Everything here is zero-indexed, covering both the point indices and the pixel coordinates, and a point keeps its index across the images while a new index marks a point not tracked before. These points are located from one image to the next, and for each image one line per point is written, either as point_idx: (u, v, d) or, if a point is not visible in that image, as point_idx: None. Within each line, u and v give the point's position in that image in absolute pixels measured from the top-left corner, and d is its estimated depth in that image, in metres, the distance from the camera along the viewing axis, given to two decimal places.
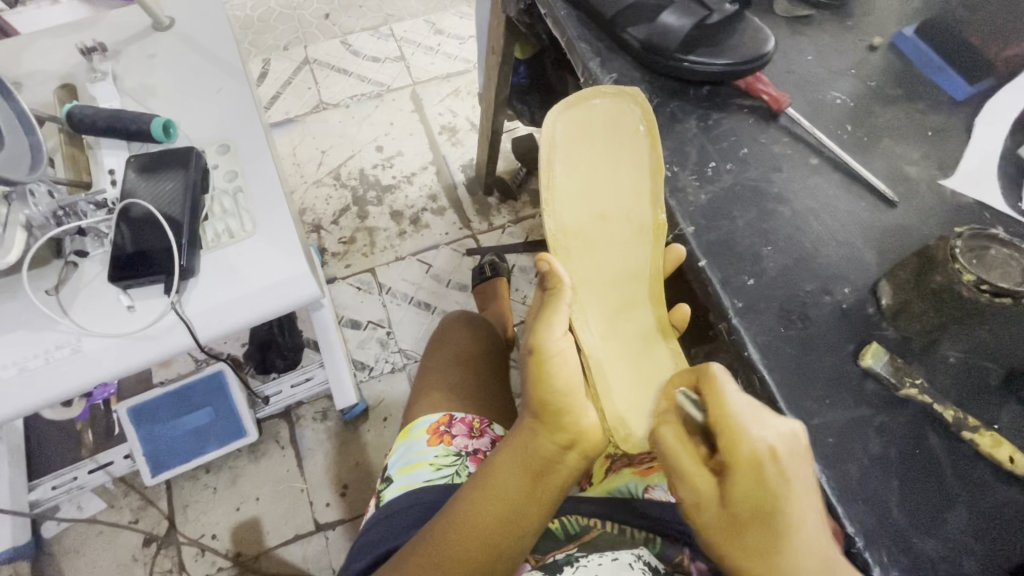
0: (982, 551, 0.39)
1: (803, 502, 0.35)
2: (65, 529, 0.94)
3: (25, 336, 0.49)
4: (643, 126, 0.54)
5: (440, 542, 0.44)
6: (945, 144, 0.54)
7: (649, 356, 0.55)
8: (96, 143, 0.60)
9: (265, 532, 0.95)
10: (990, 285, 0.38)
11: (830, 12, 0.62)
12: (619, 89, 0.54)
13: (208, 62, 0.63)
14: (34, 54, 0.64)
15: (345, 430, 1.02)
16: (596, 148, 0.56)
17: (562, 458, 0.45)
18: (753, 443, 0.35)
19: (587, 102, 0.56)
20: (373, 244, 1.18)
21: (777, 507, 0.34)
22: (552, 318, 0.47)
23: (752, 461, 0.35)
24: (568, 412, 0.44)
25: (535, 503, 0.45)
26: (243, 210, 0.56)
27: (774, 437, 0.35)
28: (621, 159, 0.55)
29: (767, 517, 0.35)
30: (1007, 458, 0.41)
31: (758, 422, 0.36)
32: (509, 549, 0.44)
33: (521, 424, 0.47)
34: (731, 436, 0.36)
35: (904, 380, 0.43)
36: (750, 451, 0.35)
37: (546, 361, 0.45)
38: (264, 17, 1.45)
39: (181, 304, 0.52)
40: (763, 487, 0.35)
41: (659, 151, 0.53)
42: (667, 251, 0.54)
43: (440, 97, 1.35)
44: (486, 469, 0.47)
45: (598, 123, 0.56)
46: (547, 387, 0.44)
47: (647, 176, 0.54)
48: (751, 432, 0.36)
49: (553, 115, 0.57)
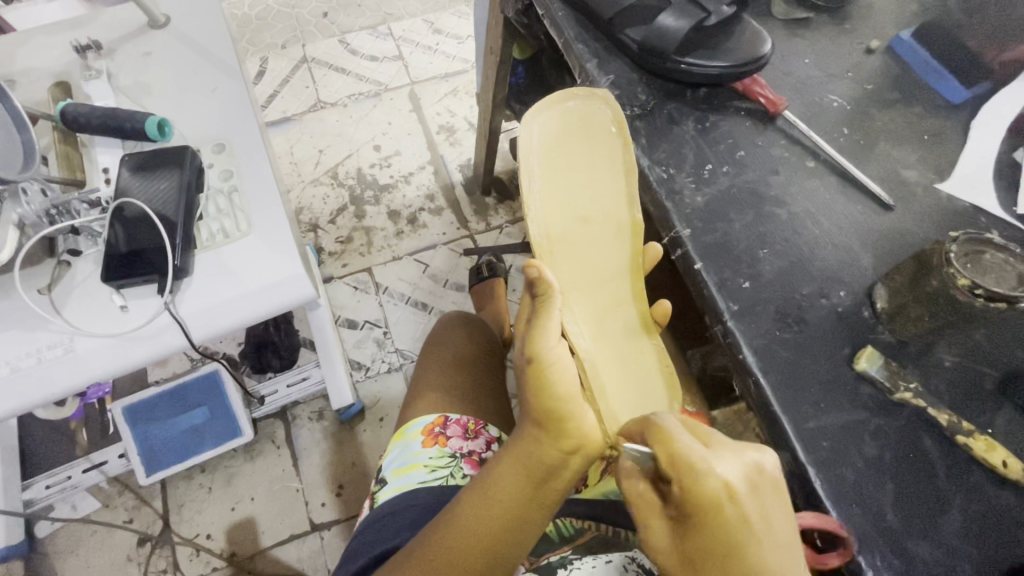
0: (976, 556, 0.39)
1: (774, 550, 0.33)
2: (58, 529, 0.93)
3: (17, 334, 0.49)
4: (615, 126, 0.55)
5: (442, 550, 0.44)
6: (942, 147, 0.54)
7: (637, 352, 0.56)
8: (90, 141, 0.59)
9: (260, 532, 0.94)
10: (985, 290, 0.38)
11: (828, 15, 0.61)
12: (591, 91, 0.55)
13: (203, 61, 0.62)
14: (29, 52, 0.63)
15: (341, 430, 1.02)
16: (571, 150, 0.57)
17: (567, 462, 0.44)
18: (711, 480, 0.34)
19: (561, 107, 0.57)
20: (370, 244, 1.18)
21: (737, 548, 0.33)
22: (546, 324, 0.47)
23: (709, 501, 0.34)
24: (568, 419, 0.43)
25: (538, 507, 0.45)
26: (238, 209, 0.56)
27: (733, 474, 0.34)
28: (599, 160, 0.56)
29: (727, 558, 0.33)
30: (1002, 462, 0.41)
31: (715, 457, 0.35)
32: (513, 550, 0.45)
33: (522, 433, 0.45)
34: (687, 473, 0.35)
35: (898, 384, 0.43)
36: (708, 489, 0.34)
37: (547, 369, 0.44)
38: (263, 16, 1.44)
39: (175, 304, 0.52)
40: (722, 527, 0.33)
41: (630, 149, 0.54)
42: (645, 248, 0.58)
43: (438, 97, 1.35)
44: (486, 476, 0.46)
45: (573, 126, 0.57)
46: (548, 395, 0.44)
47: (624, 178, 0.55)
48: (708, 467, 0.35)
49: (527, 120, 0.58)
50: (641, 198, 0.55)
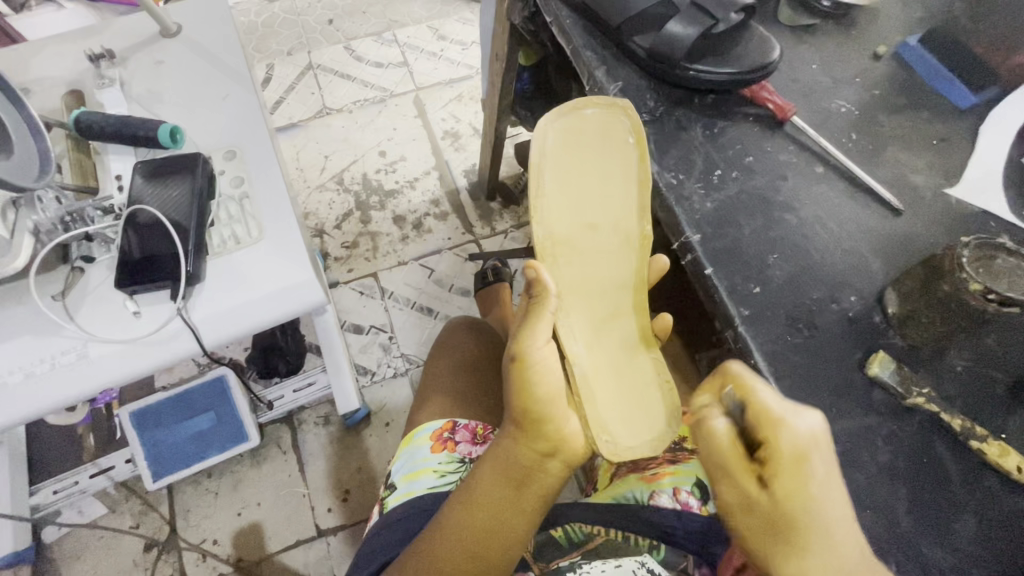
0: (990, 562, 0.39)
1: (837, 497, 0.35)
2: (65, 534, 0.93)
3: (33, 341, 0.49)
4: (632, 137, 0.53)
5: (429, 558, 0.44)
6: (951, 153, 0.54)
7: (631, 364, 0.55)
8: (103, 149, 0.60)
9: (266, 538, 0.94)
10: (999, 294, 0.38)
11: (834, 21, 0.62)
12: (610, 103, 0.54)
13: (215, 70, 0.63)
14: (43, 60, 0.64)
15: (347, 435, 1.02)
16: (587, 157, 0.56)
17: (543, 465, 0.45)
18: (798, 433, 0.35)
19: (578, 113, 0.56)
20: (376, 249, 1.18)
21: (821, 499, 0.34)
22: (536, 326, 0.47)
23: (795, 453, 0.34)
24: (550, 420, 0.45)
25: (520, 515, 0.45)
26: (250, 216, 0.56)
27: (813, 427, 0.35)
28: (614, 168, 0.55)
29: (810, 511, 0.34)
30: (1015, 467, 0.40)
31: (796, 411, 0.35)
32: (498, 559, 0.44)
33: (501, 434, 0.47)
34: (774, 428, 0.35)
35: (910, 389, 0.43)
36: (797, 440, 0.35)
37: (527, 370, 0.45)
38: (269, 22, 1.46)
39: (187, 309, 0.52)
40: (807, 480, 0.34)
41: (647, 163, 0.53)
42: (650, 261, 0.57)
43: (443, 102, 1.35)
44: (467, 485, 0.47)
45: (591, 132, 0.56)
46: (530, 397, 0.45)
47: (636, 188, 0.54)
48: (791, 422, 0.35)
49: (544, 125, 0.57)
50: (652, 211, 0.54)
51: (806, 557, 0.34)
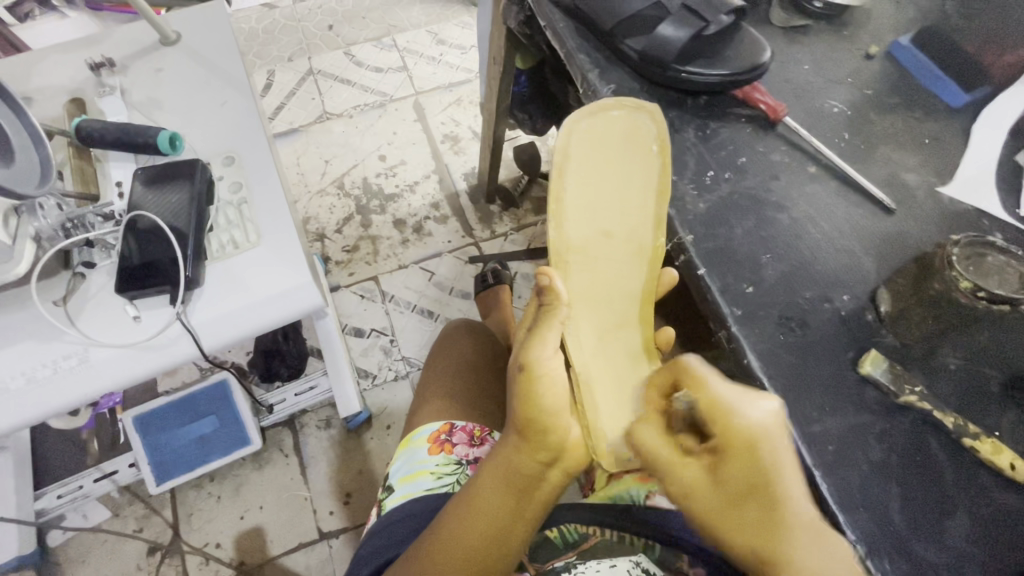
0: (984, 560, 0.39)
1: (788, 476, 0.37)
2: (70, 538, 0.94)
3: (35, 345, 0.50)
4: (656, 145, 0.53)
5: (428, 565, 0.44)
6: (943, 152, 0.54)
7: (633, 376, 0.54)
8: (105, 156, 0.61)
9: (269, 540, 0.95)
10: (988, 291, 0.38)
11: (826, 21, 0.62)
12: (639, 104, 0.53)
13: (215, 77, 0.64)
14: (45, 69, 0.65)
15: (349, 438, 1.03)
16: (609, 160, 0.55)
17: (546, 475, 0.45)
18: (747, 418, 0.37)
19: (607, 113, 0.55)
20: (376, 253, 1.19)
21: (771, 474, 0.36)
22: (545, 334, 0.47)
23: (745, 436, 0.37)
24: (554, 430, 0.44)
25: (520, 522, 0.45)
26: (247, 220, 0.57)
27: (765, 415, 0.38)
28: (633, 176, 0.54)
29: (760, 487, 0.36)
30: (1008, 464, 0.41)
31: (748, 402, 0.38)
32: (498, 564, 0.44)
33: (505, 439, 0.46)
34: (723, 415, 0.38)
35: (903, 387, 0.43)
36: (745, 426, 0.37)
37: (534, 381, 0.44)
38: (270, 29, 1.47)
39: (187, 314, 0.52)
40: (756, 459, 0.37)
41: (666, 175, 0.52)
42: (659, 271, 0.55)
43: (442, 106, 1.36)
44: (469, 491, 0.47)
45: (613, 135, 0.54)
46: (534, 407, 0.44)
47: (654, 198, 0.52)
48: (742, 409, 0.38)
49: (575, 118, 0.55)
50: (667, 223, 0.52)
51: (756, 528, 0.36)
